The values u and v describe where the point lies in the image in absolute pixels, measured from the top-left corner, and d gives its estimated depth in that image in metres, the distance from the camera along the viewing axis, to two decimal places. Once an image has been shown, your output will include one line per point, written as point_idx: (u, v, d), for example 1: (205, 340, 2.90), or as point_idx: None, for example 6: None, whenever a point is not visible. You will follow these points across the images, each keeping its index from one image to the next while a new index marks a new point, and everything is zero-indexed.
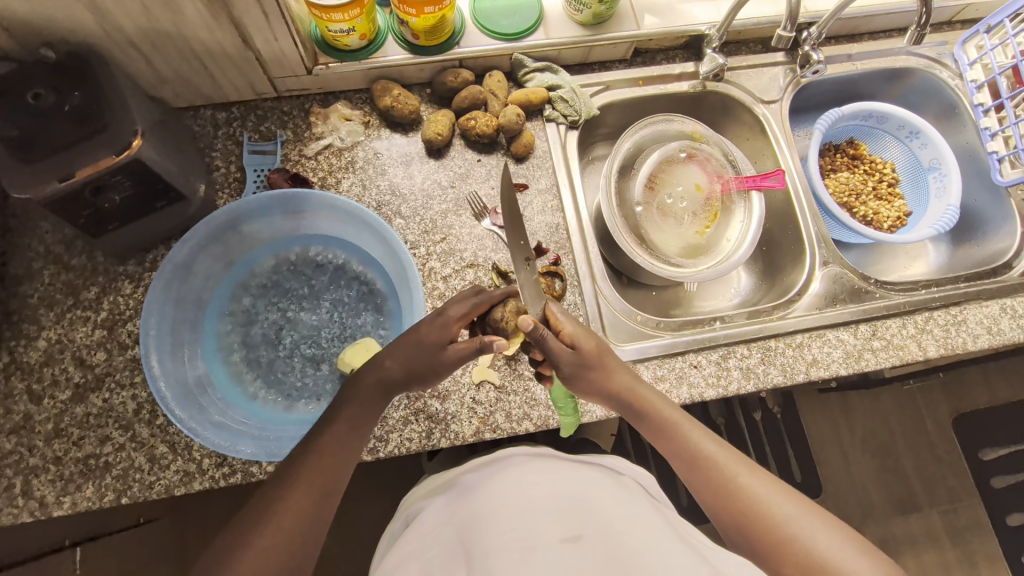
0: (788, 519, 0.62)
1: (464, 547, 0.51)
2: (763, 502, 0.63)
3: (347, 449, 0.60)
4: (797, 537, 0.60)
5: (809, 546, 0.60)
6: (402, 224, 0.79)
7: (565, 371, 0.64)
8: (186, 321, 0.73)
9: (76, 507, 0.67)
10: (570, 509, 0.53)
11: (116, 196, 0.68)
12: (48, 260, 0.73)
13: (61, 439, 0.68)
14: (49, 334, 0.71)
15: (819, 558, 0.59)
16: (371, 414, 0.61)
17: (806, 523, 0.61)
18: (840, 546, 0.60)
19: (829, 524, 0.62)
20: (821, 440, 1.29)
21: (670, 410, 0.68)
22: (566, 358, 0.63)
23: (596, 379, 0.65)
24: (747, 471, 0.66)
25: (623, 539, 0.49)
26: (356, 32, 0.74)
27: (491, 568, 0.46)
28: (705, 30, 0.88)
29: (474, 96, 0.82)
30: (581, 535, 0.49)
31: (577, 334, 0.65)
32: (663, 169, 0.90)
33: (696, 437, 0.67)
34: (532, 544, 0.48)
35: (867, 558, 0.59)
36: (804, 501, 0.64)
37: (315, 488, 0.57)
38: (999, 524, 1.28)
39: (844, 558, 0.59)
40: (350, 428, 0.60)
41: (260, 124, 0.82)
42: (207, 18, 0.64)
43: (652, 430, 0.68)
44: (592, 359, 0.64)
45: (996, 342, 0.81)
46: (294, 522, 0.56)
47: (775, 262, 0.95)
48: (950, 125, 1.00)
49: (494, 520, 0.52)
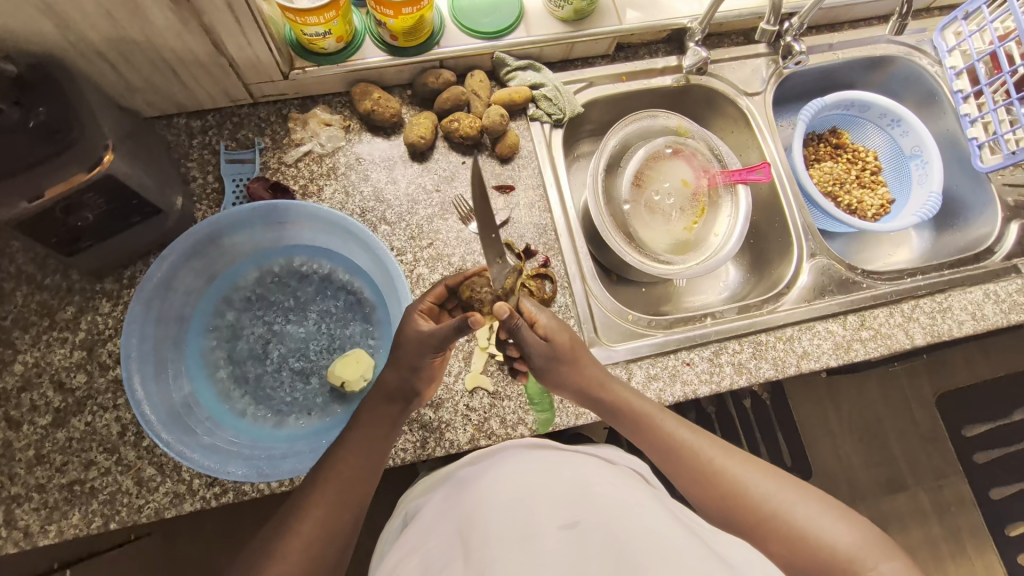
0: (767, 495, 0.63)
1: (460, 537, 0.50)
2: (741, 482, 0.64)
3: (367, 466, 0.61)
4: (778, 511, 0.61)
5: (790, 520, 0.61)
6: (388, 231, 0.78)
7: (537, 363, 0.65)
8: (169, 338, 0.71)
9: (63, 535, 0.65)
10: (568, 495, 0.52)
11: (89, 214, 0.65)
12: (20, 280, 0.71)
13: (43, 466, 0.66)
14: (25, 357, 0.69)
15: (800, 530, 0.60)
16: (387, 428, 0.63)
17: (783, 497, 0.63)
18: (818, 514, 0.61)
19: (806, 495, 0.63)
20: (810, 425, 1.31)
21: (641, 403, 0.68)
22: (538, 352, 0.64)
23: (567, 373, 0.65)
24: (722, 453, 0.66)
25: (621, 519, 0.48)
26: (332, 34, 0.72)
27: (489, 562, 0.45)
28: (687, 23, 0.87)
29: (456, 97, 0.80)
30: (580, 521, 0.48)
31: (551, 326, 0.65)
32: (649, 165, 0.89)
33: (669, 427, 0.67)
34: (529, 531, 0.47)
35: (845, 523, 0.61)
36: (779, 476, 0.65)
37: (334, 499, 0.59)
38: (982, 498, 1.31)
39: (823, 525, 0.60)
40: (369, 441, 0.62)
41: (236, 132, 0.79)
42: (176, 24, 0.61)
43: (627, 425, 0.67)
44: (564, 353, 0.65)
45: (980, 327, 0.82)
46: (313, 529, 0.58)
47: (764, 255, 0.95)
48: (931, 112, 1.01)
49: (490, 511, 0.51)
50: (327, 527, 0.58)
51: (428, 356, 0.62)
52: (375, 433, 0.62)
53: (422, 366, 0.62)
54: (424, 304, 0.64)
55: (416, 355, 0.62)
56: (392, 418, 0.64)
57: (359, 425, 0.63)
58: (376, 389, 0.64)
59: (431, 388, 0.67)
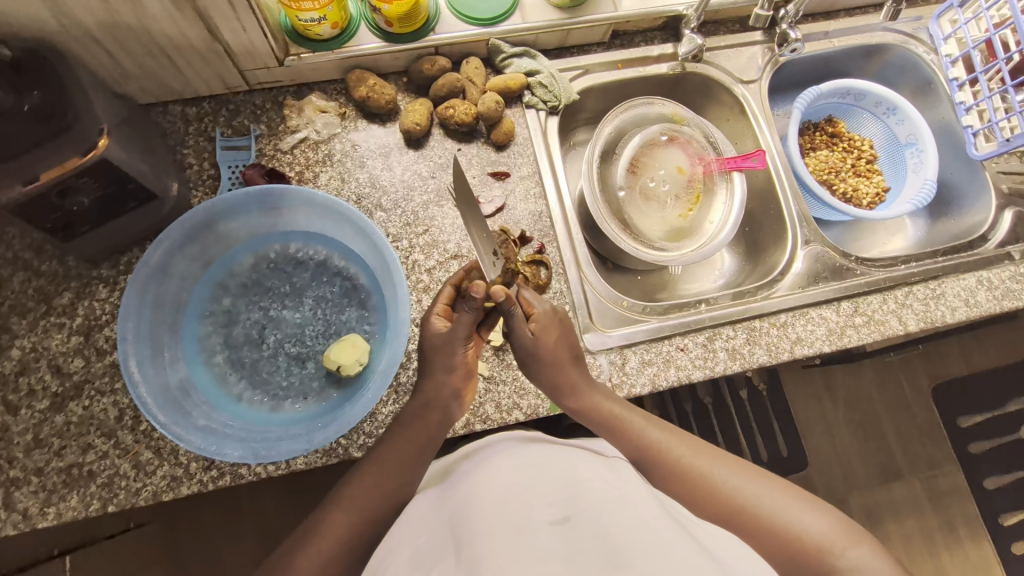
0: (735, 489, 0.64)
1: (452, 530, 0.50)
2: (711, 477, 0.65)
3: (395, 485, 0.62)
4: (748, 505, 0.62)
5: (760, 511, 0.62)
6: (383, 218, 0.78)
7: (520, 353, 0.66)
8: (166, 323, 0.71)
9: (62, 518, 0.65)
10: (559, 491, 0.52)
11: (85, 199, 0.65)
12: (17, 266, 0.71)
13: (42, 449, 0.66)
14: (22, 343, 0.69)
15: (772, 522, 0.61)
16: (418, 447, 0.63)
17: (753, 490, 0.63)
18: (787, 504, 0.62)
19: (771, 486, 0.64)
20: (807, 415, 1.31)
21: (611, 404, 0.67)
22: (523, 343, 0.65)
23: (546, 369, 0.65)
24: (691, 452, 0.67)
25: (612, 515, 0.48)
26: (327, 20, 0.73)
27: (481, 552, 0.44)
28: (682, 11, 0.87)
29: (451, 84, 0.80)
30: (571, 516, 0.48)
31: (543, 322, 0.66)
32: (645, 152, 0.89)
33: (639, 428, 0.67)
34: (520, 526, 0.47)
35: (814, 512, 0.62)
36: (747, 470, 0.66)
37: (358, 514, 0.61)
38: (976, 487, 1.32)
39: (794, 515, 0.61)
40: (403, 458, 0.63)
41: (232, 119, 0.79)
42: (171, 10, 0.61)
43: (601, 426, 0.67)
44: (548, 350, 0.65)
45: (973, 313, 0.82)
46: (333, 549, 0.59)
47: (758, 241, 0.96)
48: (926, 100, 1.01)
49: (483, 505, 0.51)
50: (348, 543, 0.60)
51: (459, 348, 0.64)
52: (405, 449, 0.63)
53: (456, 364, 0.64)
54: (439, 306, 0.66)
55: (449, 352, 0.63)
56: (433, 431, 0.64)
57: (391, 443, 0.63)
58: (415, 397, 0.65)
59: (468, 393, 0.67)
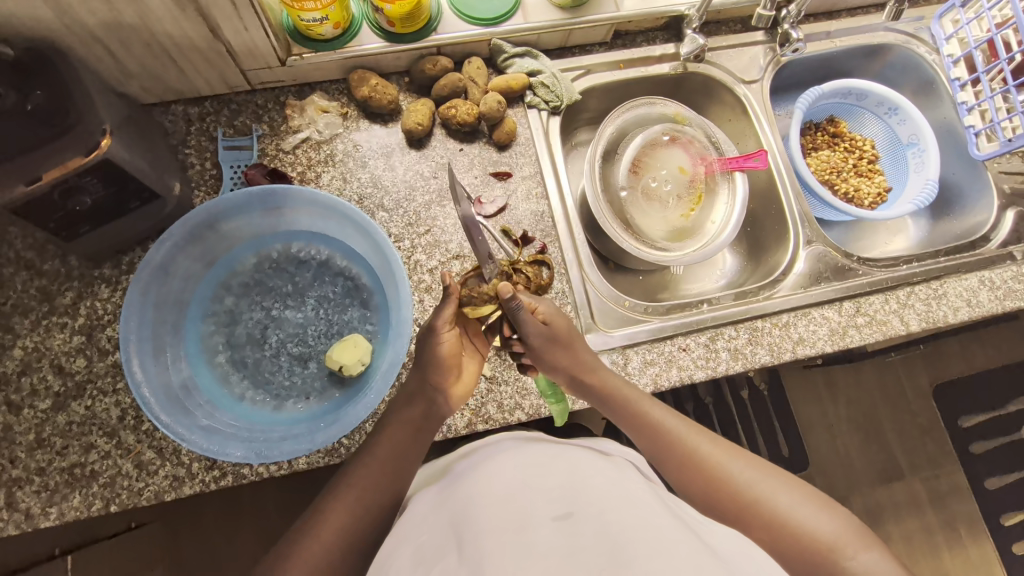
0: (749, 484, 0.64)
1: (454, 527, 0.50)
2: (727, 469, 0.65)
3: (395, 473, 0.63)
4: (762, 499, 0.62)
5: (771, 507, 0.62)
6: (385, 218, 0.78)
7: (533, 342, 0.66)
8: (168, 322, 0.71)
9: (64, 518, 0.65)
10: (561, 488, 0.52)
11: (87, 199, 0.65)
12: (19, 266, 0.71)
13: (44, 449, 0.66)
14: (24, 342, 0.69)
15: (782, 518, 0.61)
16: (415, 436, 0.64)
17: (767, 486, 0.64)
18: (799, 503, 0.62)
19: (786, 484, 0.64)
20: (809, 415, 1.31)
21: (630, 390, 0.68)
22: (537, 331, 0.65)
23: (561, 356, 0.66)
24: (710, 443, 0.67)
25: (615, 512, 0.48)
26: (330, 20, 0.72)
27: (483, 549, 0.45)
28: (684, 11, 0.87)
29: (453, 84, 0.80)
30: (573, 512, 0.48)
31: (550, 313, 0.67)
32: (646, 152, 0.89)
33: (658, 415, 0.67)
34: (522, 522, 0.47)
35: (826, 513, 0.62)
36: (763, 466, 0.66)
37: (359, 503, 0.61)
38: (977, 487, 1.32)
39: (805, 513, 0.61)
40: (400, 445, 0.63)
41: (234, 119, 0.79)
42: (173, 9, 0.61)
43: (619, 410, 0.67)
44: (561, 335, 0.66)
45: (975, 313, 0.82)
46: (336, 537, 0.60)
47: (759, 241, 0.96)
48: (928, 100, 1.01)
49: (485, 503, 0.51)
50: (349, 530, 0.60)
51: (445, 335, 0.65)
52: (400, 436, 0.64)
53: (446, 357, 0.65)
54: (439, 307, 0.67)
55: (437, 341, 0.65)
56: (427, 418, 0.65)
57: (390, 429, 0.64)
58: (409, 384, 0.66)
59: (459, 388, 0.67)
